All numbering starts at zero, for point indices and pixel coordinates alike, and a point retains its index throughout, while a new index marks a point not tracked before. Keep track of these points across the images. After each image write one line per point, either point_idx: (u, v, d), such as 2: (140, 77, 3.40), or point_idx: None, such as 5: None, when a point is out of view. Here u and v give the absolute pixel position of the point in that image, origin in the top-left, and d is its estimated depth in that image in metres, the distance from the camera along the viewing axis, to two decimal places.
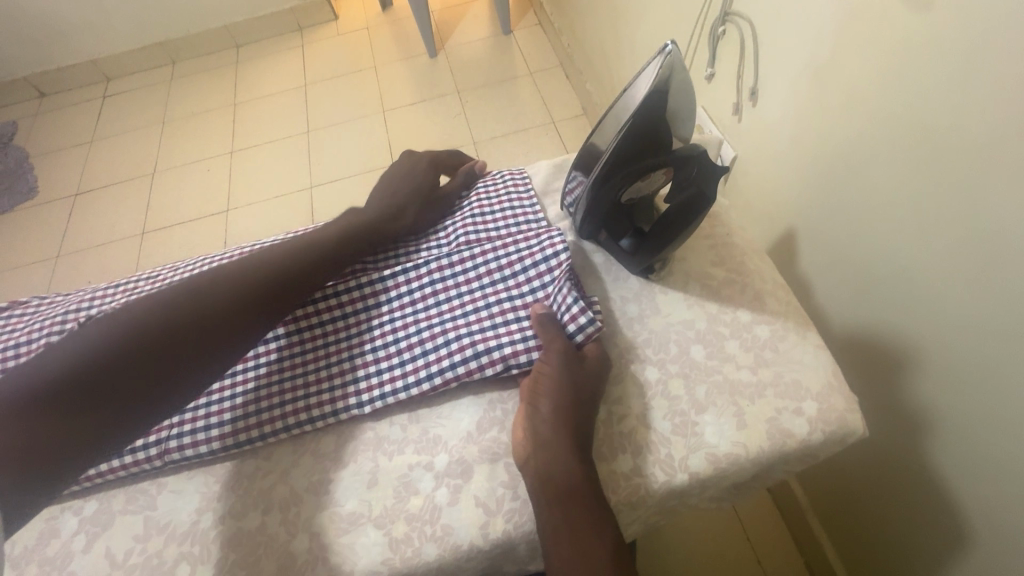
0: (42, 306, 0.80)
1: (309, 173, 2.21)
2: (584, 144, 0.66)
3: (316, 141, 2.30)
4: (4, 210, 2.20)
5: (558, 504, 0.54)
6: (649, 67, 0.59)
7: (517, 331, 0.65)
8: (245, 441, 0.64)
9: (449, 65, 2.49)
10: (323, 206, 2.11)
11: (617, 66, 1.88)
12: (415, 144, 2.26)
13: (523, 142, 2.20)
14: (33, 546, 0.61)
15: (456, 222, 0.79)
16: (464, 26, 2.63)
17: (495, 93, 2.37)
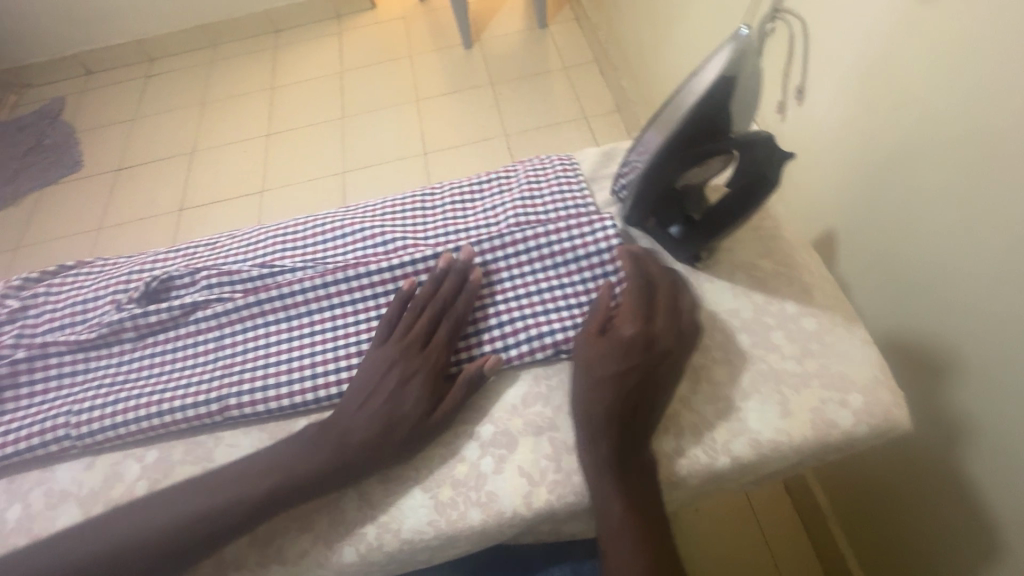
0: (109, 263, 0.84)
1: (342, 158, 2.25)
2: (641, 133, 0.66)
3: (350, 127, 2.34)
4: (50, 182, 2.28)
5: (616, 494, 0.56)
6: (719, 54, 0.59)
7: (567, 318, 0.68)
8: (302, 403, 0.66)
9: (484, 57, 2.50)
10: (354, 191, 2.15)
11: (653, 62, 1.87)
12: (446, 133, 2.28)
13: (555, 136, 2.21)
14: (100, 488, 0.65)
15: (506, 203, 0.79)
16: (500, 19, 2.64)
17: (528, 87, 2.38)
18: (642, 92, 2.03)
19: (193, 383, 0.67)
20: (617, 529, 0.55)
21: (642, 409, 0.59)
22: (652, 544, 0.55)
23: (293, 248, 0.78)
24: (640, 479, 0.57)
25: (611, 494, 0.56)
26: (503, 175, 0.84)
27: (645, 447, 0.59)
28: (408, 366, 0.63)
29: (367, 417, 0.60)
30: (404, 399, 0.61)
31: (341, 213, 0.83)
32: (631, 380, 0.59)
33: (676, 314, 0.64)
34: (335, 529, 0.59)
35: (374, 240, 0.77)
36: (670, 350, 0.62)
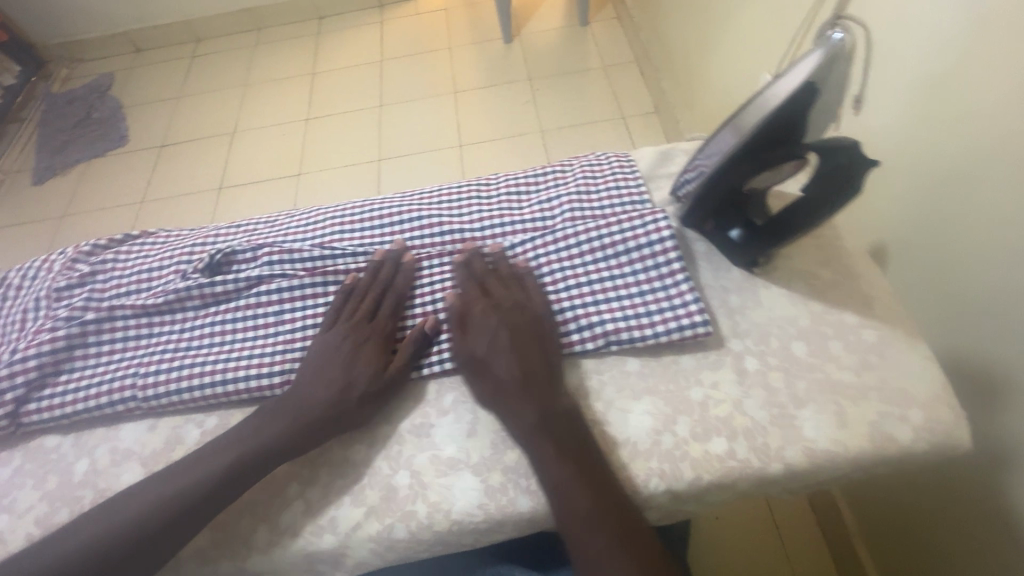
0: (173, 235, 0.87)
1: (378, 146, 2.27)
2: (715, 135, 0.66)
3: (387, 116, 2.37)
4: (97, 154, 2.35)
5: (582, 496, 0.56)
6: (806, 60, 0.59)
7: (618, 310, 0.68)
8: None
9: (523, 52, 2.50)
10: (389, 180, 2.18)
11: (697, 64, 1.84)
12: (482, 126, 2.29)
13: (593, 134, 2.20)
14: (161, 449, 0.68)
15: (561, 195, 0.80)
16: (540, 15, 2.64)
17: (566, 84, 2.37)
18: (682, 94, 2.01)
19: (255, 354, 0.69)
20: (557, 487, 0.57)
21: (529, 365, 0.64)
22: (599, 488, 0.57)
23: (351, 229, 0.80)
24: (560, 428, 0.60)
25: (543, 455, 0.59)
26: (559, 170, 0.85)
27: (555, 393, 0.63)
28: (354, 337, 0.67)
29: (325, 381, 0.64)
30: (355, 362, 0.65)
31: (397, 198, 0.84)
32: (502, 349, 0.65)
33: (514, 279, 0.71)
34: (386, 504, 0.61)
35: (431, 228, 0.78)
36: (519, 308, 0.68)
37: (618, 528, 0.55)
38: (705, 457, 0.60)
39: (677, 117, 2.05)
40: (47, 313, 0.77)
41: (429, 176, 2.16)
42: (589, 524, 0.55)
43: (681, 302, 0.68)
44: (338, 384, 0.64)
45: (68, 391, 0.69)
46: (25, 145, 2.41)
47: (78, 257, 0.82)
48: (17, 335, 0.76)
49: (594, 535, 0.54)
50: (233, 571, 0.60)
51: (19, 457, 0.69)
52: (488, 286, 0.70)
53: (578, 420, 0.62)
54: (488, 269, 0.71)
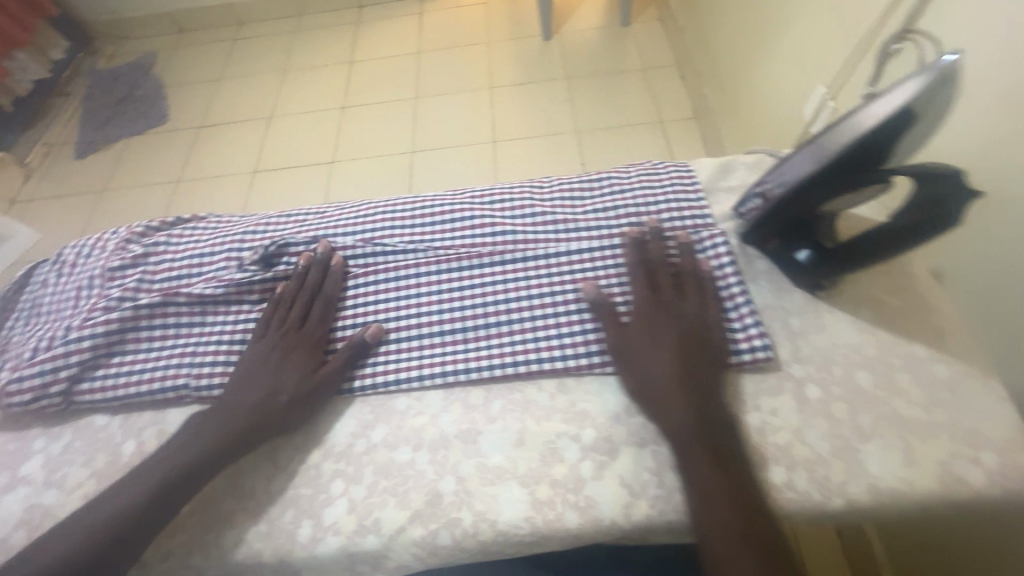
0: (223, 222, 0.87)
1: (411, 138, 2.27)
2: (800, 147, 0.64)
3: (421, 108, 2.36)
4: (137, 131, 2.39)
5: (725, 502, 0.54)
6: (913, 79, 0.55)
7: None
8: (403, 380, 0.68)
9: (562, 50, 2.47)
10: (421, 172, 2.17)
11: (743, 70, 1.78)
12: (516, 122, 2.27)
13: (629, 137, 2.16)
14: None
15: (619, 206, 0.79)
16: (581, 12, 2.60)
17: (604, 84, 2.34)
18: (724, 101, 1.96)
19: None
20: (706, 495, 0.54)
21: (693, 368, 0.62)
22: (747, 504, 0.54)
23: (402, 227, 0.80)
24: (715, 437, 0.58)
25: (694, 461, 0.56)
26: (615, 175, 0.82)
27: (714, 403, 0.60)
28: (284, 344, 0.68)
29: (258, 388, 0.65)
30: (286, 369, 0.66)
31: (448, 196, 0.83)
32: (665, 348, 0.63)
33: (686, 279, 0.68)
34: (431, 510, 0.60)
35: (483, 230, 0.77)
36: (690, 311, 0.66)
37: (765, 548, 0.51)
38: (762, 486, 0.58)
39: (718, 124, 2.00)
40: (100, 293, 0.77)
41: (461, 171, 2.15)
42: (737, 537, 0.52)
43: (741, 326, 0.66)
44: (268, 391, 0.64)
45: (122, 373, 0.70)
46: (70, 118, 2.46)
47: (130, 238, 0.83)
48: (69, 312, 0.77)
49: (742, 550, 0.51)
50: (275, 565, 0.60)
51: (70, 433, 0.70)
52: (658, 283, 0.68)
53: (731, 432, 0.59)
54: (660, 265, 0.69)
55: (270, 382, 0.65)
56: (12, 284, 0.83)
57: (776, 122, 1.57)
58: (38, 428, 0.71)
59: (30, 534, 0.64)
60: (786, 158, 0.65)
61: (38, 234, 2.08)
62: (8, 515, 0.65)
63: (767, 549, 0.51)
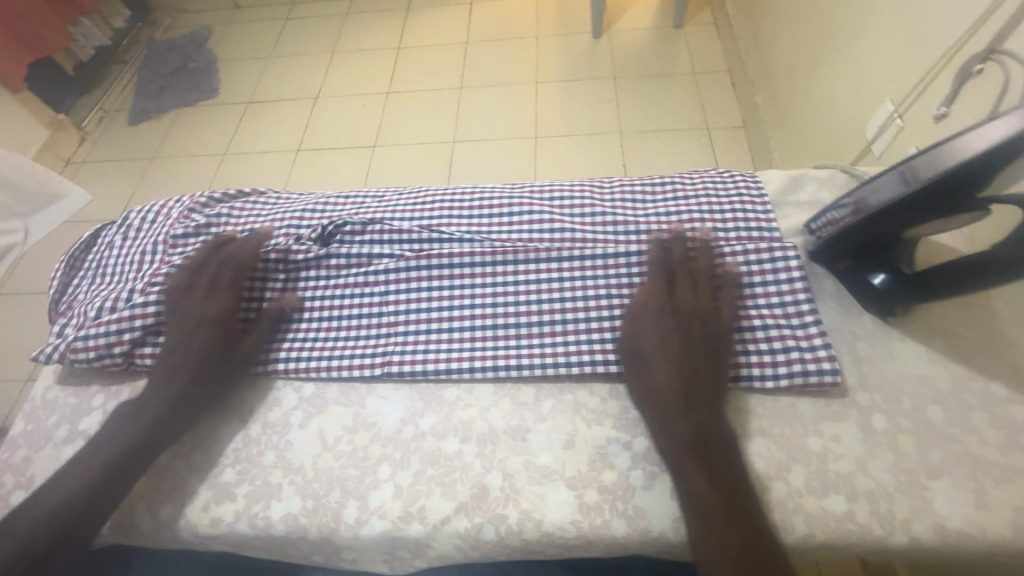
0: (282, 198, 0.88)
1: (454, 127, 2.27)
2: (888, 170, 0.61)
3: (465, 98, 2.36)
4: (189, 102, 2.44)
5: (719, 517, 0.52)
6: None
7: (738, 343, 0.65)
8: (454, 370, 0.68)
9: (611, 48, 2.44)
10: (461, 162, 2.17)
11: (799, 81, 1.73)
12: (559, 119, 2.24)
13: (674, 142, 2.12)
14: (259, 409, 0.69)
15: (682, 212, 0.77)
16: (634, 11, 2.55)
17: (652, 86, 2.29)
18: (777, 112, 1.90)
19: (363, 333, 0.72)
20: (700, 511, 0.53)
21: (698, 378, 0.60)
22: (744, 523, 0.51)
23: (460, 215, 0.79)
24: (714, 451, 0.56)
25: (688, 474, 0.54)
26: (680, 181, 0.81)
27: (717, 415, 0.58)
28: (226, 307, 0.70)
29: (201, 350, 0.67)
30: (229, 334, 0.69)
31: (507, 189, 0.82)
32: (672, 352, 0.61)
33: (702, 285, 0.66)
34: (477, 503, 0.60)
35: (541, 225, 0.77)
36: (703, 318, 0.64)
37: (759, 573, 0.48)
38: (820, 513, 0.56)
39: (770, 135, 1.96)
40: (163, 260, 0.79)
41: (502, 164, 2.14)
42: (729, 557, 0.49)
43: (808, 347, 0.64)
44: (209, 354, 0.67)
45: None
46: (126, 85, 2.52)
47: (194, 207, 0.85)
48: (134, 275, 0.79)
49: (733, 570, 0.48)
50: (318, 542, 0.61)
51: (128, 393, 0.72)
52: (675, 281, 0.67)
53: (733, 448, 0.57)
54: (677, 269, 0.68)
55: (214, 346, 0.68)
56: (79, 244, 0.85)
57: (831, 138, 1.52)
58: (98, 386, 0.74)
59: None
60: (870, 178, 0.63)
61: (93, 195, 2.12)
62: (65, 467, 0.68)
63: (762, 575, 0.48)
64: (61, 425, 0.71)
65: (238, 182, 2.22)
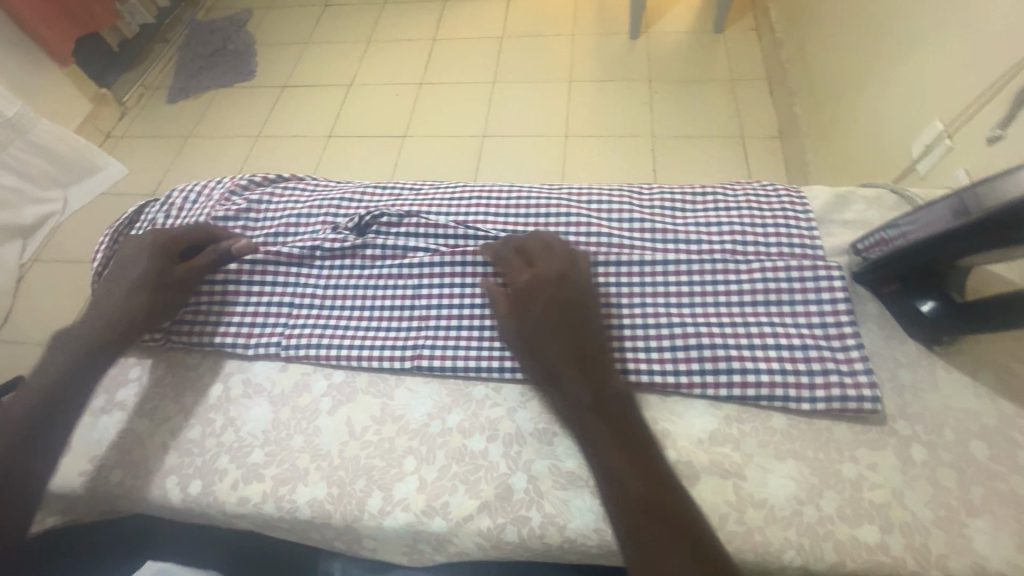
0: (320, 185, 0.89)
1: (484, 122, 2.27)
2: (951, 195, 0.59)
3: (497, 94, 2.35)
4: (226, 84, 2.48)
5: (639, 491, 0.54)
6: None
7: (776, 362, 0.64)
8: (485, 368, 0.68)
9: (648, 51, 2.40)
10: (489, 158, 2.16)
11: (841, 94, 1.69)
12: (590, 120, 2.23)
13: (707, 149, 2.08)
14: (289, 393, 0.70)
15: (722, 223, 0.76)
16: (674, 13, 2.51)
17: (687, 91, 2.26)
18: (815, 125, 1.86)
19: (394, 325, 0.73)
20: (613, 473, 0.55)
21: (580, 338, 0.62)
22: (656, 483, 0.54)
23: (495, 214, 0.79)
24: (610, 403, 0.59)
25: (592, 433, 0.57)
26: (721, 192, 0.79)
27: (605, 366, 0.61)
28: (139, 264, 0.71)
29: (114, 305, 0.69)
30: (138, 289, 0.69)
31: (545, 189, 0.82)
32: (547, 335, 0.62)
33: (559, 250, 0.68)
34: (501, 503, 0.60)
35: (578, 228, 0.76)
36: (569, 280, 0.65)
37: (678, 535, 0.51)
38: (851, 542, 0.55)
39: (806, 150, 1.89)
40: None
41: (531, 162, 2.13)
42: (650, 521, 0.52)
43: (849, 371, 0.62)
44: (120, 308, 0.68)
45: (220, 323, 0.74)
46: (167, 63, 2.55)
47: (234, 190, 0.86)
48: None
49: (659, 537, 0.51)
50: (342, 528, 0.62)
51: (163, 368, 0.74)
52: (533, 260, 0.68)
53: (628, 400, 0.60)
54: (537, 241, 0.69)
55: (124, 301, 0.69)
56: (121, 220, 0.86)
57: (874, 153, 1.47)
58: (135, 358, 0.75)
59: (121, 456, 0.68)
60: (930, 203, 0.61)
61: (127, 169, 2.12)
62: (101, 435, 0.70)
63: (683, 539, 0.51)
64: (98, 394, 0.73)
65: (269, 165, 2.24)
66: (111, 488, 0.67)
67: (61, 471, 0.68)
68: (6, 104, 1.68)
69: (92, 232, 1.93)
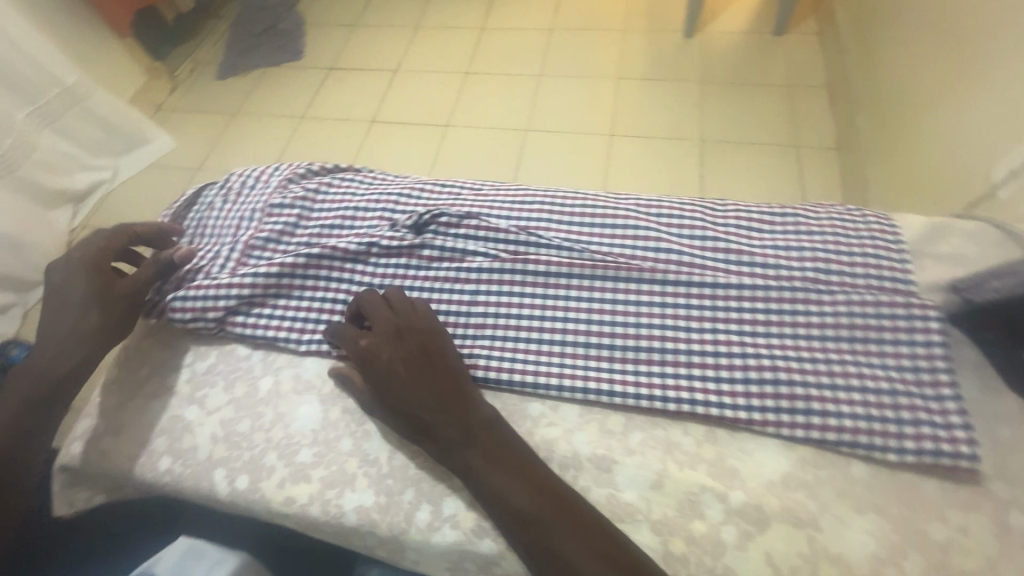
0: (378, 178, 0.87)
1: (527, 115, 2.18)
2: None
3: (541, 88, 2.26)
4: (275, 63, 2.43)
5: (530, 508, 0.54)
6: None
7: (860, 406, 0.60)
8: (544, 384, 0.65)
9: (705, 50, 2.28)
10: (533, 153, 2.07)
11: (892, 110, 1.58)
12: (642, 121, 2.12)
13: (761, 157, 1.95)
14: (339, 393, 0.69)
15: (803, 247, 0.71)
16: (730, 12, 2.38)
17: (746, 96, 2.12)
18: (877, 128, 1.66)
19: (450, 330, 0.70)
20: (514, 507, 0.54)
21: (433, 384, 0.61)
22: (560, 503, 0.54)
23: (559, 221, 0.76)
24: (482, 437, 0.58)
25: (476, 471, 0.57)
26: (802, 214, 0.75)
27: (466, 398, 0.61)
28: (80, 285, 0.70)
29: (71, 324, 0.68)
30: (85, 308, 0.69)
31: (611, 199, 0.79)
32: (396, 392, 0.61)
33: (391, 302, 0.68)
34: None
35: (645, 242, 0.72)
36: (406, 329, 0.65)
37: (602, 555, 0.51)
38: None
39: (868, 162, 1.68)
40: (256, 227, 0.80)
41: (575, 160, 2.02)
42: (571, 546, 0.52)
43: (943, 424, 0.57)
44: (70, 330, 0.68)
45: (274, 318, 0.73)
46: (220, 37, 2.53)
47: (292, 178, 0.85)
48: (229, 241, 0.80)
49: (581, 554, 0.51)
50: (387, 540, 0.60)
51: (215, 355, 0.74)
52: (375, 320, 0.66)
53: (495, 424, 0.60)
54: (372, 301, 0.68)
55: (73, 320, 0.68)
56: (181, 202, 0.87)
57: (939, 163, 1.34)
58: (188, 344, 0.75)
59: (170, 443, 0.68)
60: None
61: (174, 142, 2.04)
62: (153, 420, 0.70)
63: (610, 562, 0.51)
64: (150, 376, 0.73)
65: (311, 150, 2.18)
66: (159, 475, 0.66)
67: (112, 453, 0.69)
68: (64, 71, 1.64)
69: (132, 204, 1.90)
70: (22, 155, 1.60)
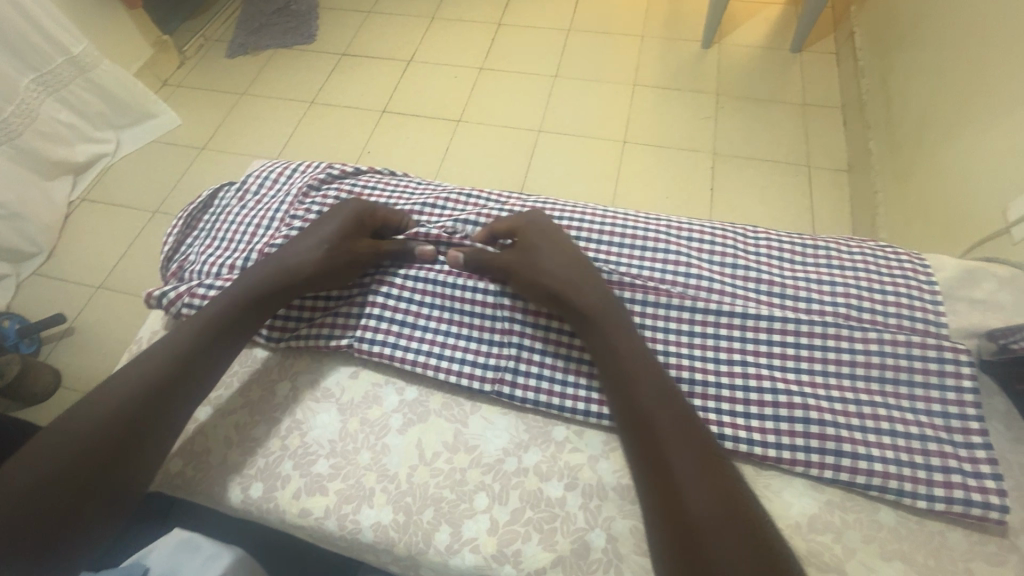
0: (401, 185, 0.85)
1: (540, 115, 1.94)
2: None
3: (559, 87, 2.01)
4: (284, 46, 2.25)
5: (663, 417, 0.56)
6: None
7: (890, 451, 0.59)
8: (569, 407, 0.65)
9: (744, 53, 2.01)
10: (540, 161, 1.83)
11: (896, 133, 1.49)
12: (679, 133, 1.85)
13: (789, 178, 1.71)
14: (358, 404, 0.68)
15: (836, 279, 0.70)
16: (769, 8, 2.11)
17: (790, 113, 1.85)
18: (888, 149, 1.52)
19: (475, 338, 0.70)
20: (635, 406, 0.58)
21: (588, 289, 0.65)
22: (683, 419, 0.56)
23: (587, 239, 0.74)
24: (620, 338, 0.62)
25: (605, 362, 0.61)
26: (835, 247, 0.74)
27: (614, 309, 0.64)
28: (332, 228, 0.72)
29: (289, 259, 0.69)
30: (332, 251, 0.70)
31: (642, 218, 0.77)
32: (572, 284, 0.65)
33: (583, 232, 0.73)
34: (577, 561, 0.57)
35: (676, 266, 0.71)
36: (571, 245, 0.69)
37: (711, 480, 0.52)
38: None
39: (876, 187, 1.52)
40: (272, 235, 0.78)
41: (585, 165, 1.80)
42: (687, 467, 0.53)
43: (973, 473, 0.58)
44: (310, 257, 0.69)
45: (300, 316, 0.73)
46: (231, 15, 2.37)
47: (312, 185, 0.82)
48: (241, 247, 0.78)
49: (692, 469, 0.53)
50: (402, 557, 0.59)
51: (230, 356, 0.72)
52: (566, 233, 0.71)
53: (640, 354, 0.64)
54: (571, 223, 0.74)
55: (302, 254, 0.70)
56: (196, 203, 0.86)
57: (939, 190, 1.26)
58: None
59: (183, 444, 0.66)
60: None
61: (180, 120, 1.97)
62: None
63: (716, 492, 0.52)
64: None
65: (308, 138, 1.95)
66: (170, 477, 0.65)
67: None
68: (71, 40, 1.58)
69: (125, 182, 1.81)
70: (22, 122, 1.54)
